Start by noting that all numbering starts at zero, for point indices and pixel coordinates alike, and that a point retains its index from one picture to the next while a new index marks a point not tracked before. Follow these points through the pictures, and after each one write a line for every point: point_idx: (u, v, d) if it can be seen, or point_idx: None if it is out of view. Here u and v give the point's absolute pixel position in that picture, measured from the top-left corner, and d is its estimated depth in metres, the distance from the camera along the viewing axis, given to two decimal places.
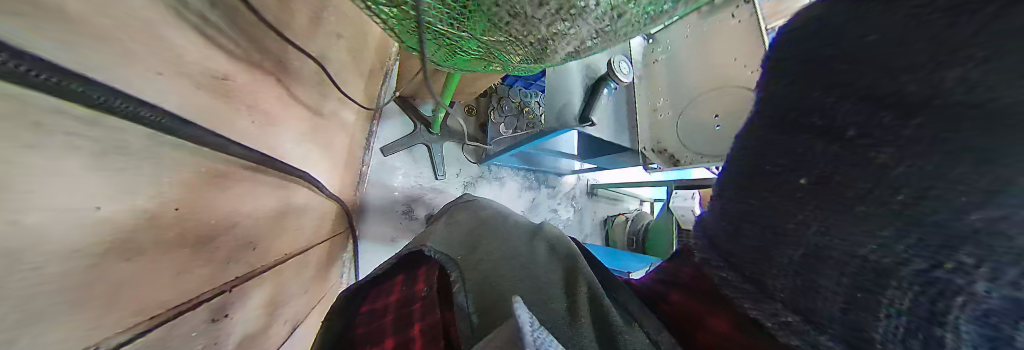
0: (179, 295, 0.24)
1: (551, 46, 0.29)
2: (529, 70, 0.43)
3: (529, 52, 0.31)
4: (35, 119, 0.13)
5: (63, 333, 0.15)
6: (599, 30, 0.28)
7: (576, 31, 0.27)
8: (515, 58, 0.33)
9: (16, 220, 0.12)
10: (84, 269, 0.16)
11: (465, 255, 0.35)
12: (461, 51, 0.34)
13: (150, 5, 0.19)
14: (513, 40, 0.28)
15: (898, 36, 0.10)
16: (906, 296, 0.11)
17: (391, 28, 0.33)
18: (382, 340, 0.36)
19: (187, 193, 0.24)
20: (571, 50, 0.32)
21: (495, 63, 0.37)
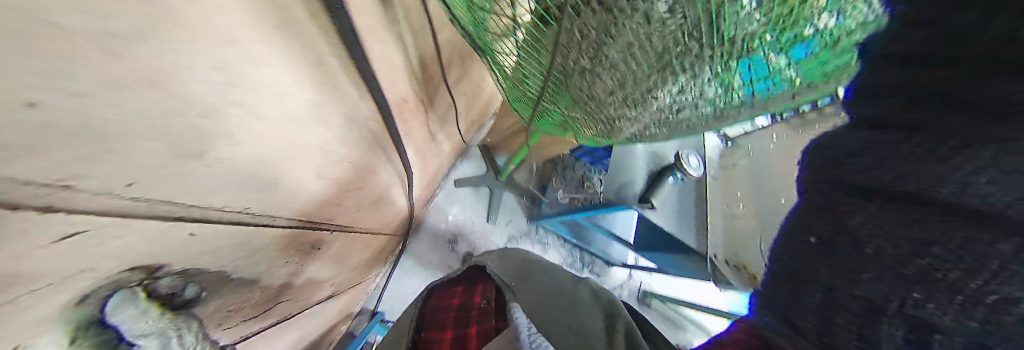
0: (293, 212, 0.33)
1: (616, 125, 0.36)
2: (600, 143, 0.50)
3: (598, 128, 0.39)
4: (317, 60, 0.25)
5: (229, 189, 0.24)
6: (661, 119, 0.33)
7: (637, 116, 0.32)
8: (590, 128, 0.41)
9: (268, 105, 0.22)
10: (267, 160, 0.26)
11: (517, 283, 0.45)
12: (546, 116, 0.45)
13: (397, 54, 0.35)
14: (586, 116, 0.37)
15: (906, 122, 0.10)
16: None
17: (505, 89, 0.48)
18: (443, 329, 0.40)
19: (345, 152, 0.36)
20: (637, 131, 0.38)
21: (571, 131, 0.47)
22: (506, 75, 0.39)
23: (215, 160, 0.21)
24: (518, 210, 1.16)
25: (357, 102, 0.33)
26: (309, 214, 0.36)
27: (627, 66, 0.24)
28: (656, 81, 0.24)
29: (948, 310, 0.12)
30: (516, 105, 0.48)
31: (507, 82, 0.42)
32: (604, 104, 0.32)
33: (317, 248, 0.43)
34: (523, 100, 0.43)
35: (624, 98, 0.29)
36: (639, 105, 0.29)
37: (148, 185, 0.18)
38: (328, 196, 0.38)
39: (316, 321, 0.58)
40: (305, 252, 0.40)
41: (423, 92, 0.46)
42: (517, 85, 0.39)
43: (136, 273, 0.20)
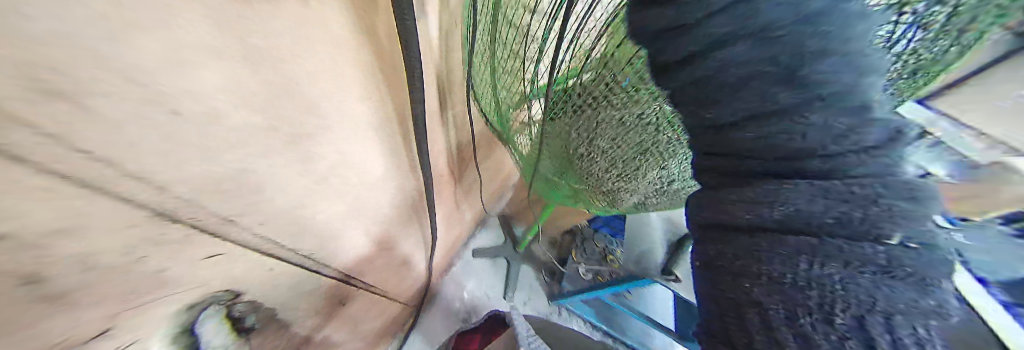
0: (335, 262, 0.40)
1: (619, 197, 0.38)
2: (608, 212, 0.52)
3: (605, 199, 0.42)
4: (389, 146, 0.37)
5: (302, 235, 0.31)
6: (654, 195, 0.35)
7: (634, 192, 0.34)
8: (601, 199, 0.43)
9: (348, 173, 0.32)
10: (334, 214, 0.34)
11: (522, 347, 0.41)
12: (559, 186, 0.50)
13: (446, 145, 0.47)
14: (592, 190, 0.40)
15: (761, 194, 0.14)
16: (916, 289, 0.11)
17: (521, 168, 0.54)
18: None
19: (386, 212, 0.45)
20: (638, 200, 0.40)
21: (581, 199, 0.50)
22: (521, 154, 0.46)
23: (309, 212, 0.30)
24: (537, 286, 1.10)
25: (406, 174, 0.44)
26: (348, 265, 0.42)
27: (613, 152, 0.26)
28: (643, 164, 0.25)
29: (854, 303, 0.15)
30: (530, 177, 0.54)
31: (523, 161, 0.48)
32: (603, 180, 0.33)
33: (343, 302, 0.47)
34: (536, 174, 0.49)
35: (619, 175, 0.30)
36: (635, 181, 0.30)
37: (267, 226, 0.26)
38: (363, 250, 0.44)
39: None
40: (329, 302, 0.44)
41: (458, 167, 0.59)
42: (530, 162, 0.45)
43: (225, 295, 0.27)
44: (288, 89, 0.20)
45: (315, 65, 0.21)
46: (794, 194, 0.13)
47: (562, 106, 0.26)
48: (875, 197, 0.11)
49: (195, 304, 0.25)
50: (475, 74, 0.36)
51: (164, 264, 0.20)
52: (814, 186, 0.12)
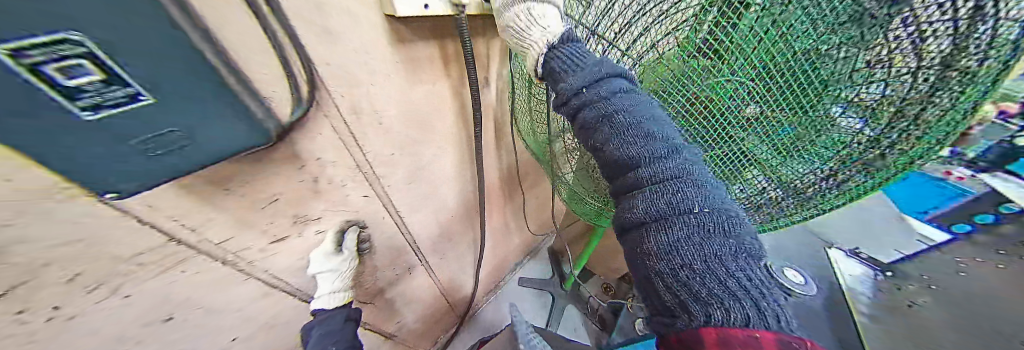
0: (417, 230, 0.60)
1: None
2: None
3: None
4: (462, 160, 0.56)
5: (405, 203, 0.52)
6: None
7: None
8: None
9: (436, 172, 0.53)
10: (425, 195, 0.55)
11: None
12: (601, 212, 0.52)
13: (500, 167, 0.65)
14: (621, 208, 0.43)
15: (630, 193, 0.24)
16: (710, 234, 0.20)
17: (568, 199, 0.61)
18: None
19: (454, 207, 0.65)
20: None
21: None
22: (563, 182, 0.54)
23: (412, 190, 0.51)
24: (581, 330, 1.07)
25: (471, 183, 0.63)
26: (417, 236, 0.62)
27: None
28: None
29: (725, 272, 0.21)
30: (576, 206, 0.60)
31: (568, 189, 0.56)
32: None
33: (407, 263, 0.67)
34: (580, 199, 0.55)
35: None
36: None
37: (391, 190, 0.48)
38: (434, 227, 0.64)
39: (372, 335, 0.75)
40: (401, 261, 0.64)
41: (510, 188, 0.74)
42: (570, 185, 0.52)
43: (355, 228, 0.47)
44: (414, 117, 0.42)
45: (427, 106, 0.42)
46: (646, 194, 0.23)
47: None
48: (679, 189, 0.21)
49: (342, 228, 0.46)
50: (518, 114, 0.50)
51: (345, 192, 0.42)
52: (652, 185, 0.22)
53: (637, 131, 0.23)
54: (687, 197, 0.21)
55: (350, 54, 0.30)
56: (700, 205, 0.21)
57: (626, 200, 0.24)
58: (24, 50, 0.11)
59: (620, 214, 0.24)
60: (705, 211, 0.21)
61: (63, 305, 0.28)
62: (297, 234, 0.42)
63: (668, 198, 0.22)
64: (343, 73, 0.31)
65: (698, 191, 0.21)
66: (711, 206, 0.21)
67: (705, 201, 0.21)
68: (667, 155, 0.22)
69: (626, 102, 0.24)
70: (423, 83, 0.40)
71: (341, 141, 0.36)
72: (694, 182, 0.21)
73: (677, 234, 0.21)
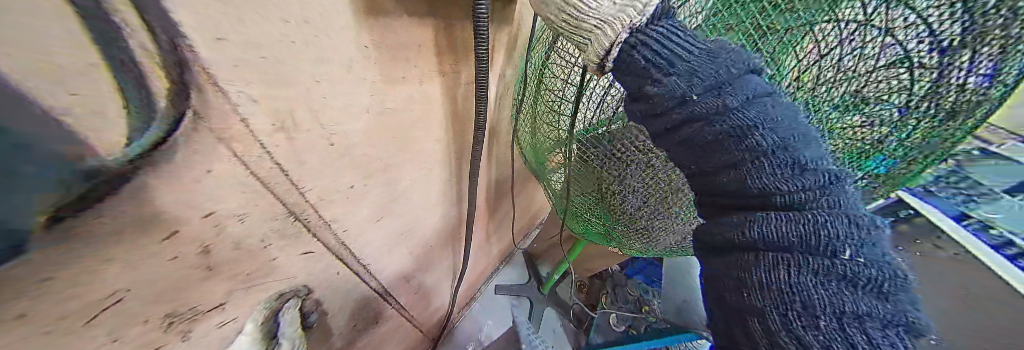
0: (385, 273, 0.46)
1: (652, 235, 0.37)
2: (658, 253, 0.49)
3: (641, 239, 0.40)
4: (447, 180, 0.44)
5: (373, 245, 0.38)
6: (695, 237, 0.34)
7: (669, 229, 0.33)
8: (631, 239, 0.42)
9: (416, 199, 0.40)
10: (399, 231, 0.41)
11: None
12: (596, 228, 0.49)
13: (486, 181, 0.55)
14: (626, 229, 0.39)
15: (736, 217, 0.16)
16: (869, 298, 0.12)
17: (558, 212, 0.57)
18: None
19: (434, 235, 0.52)
20: (672, 244, 0.38)
21: (621, 242, 0.48)
22: (558, 196, 0.49)
23: (384, 227, 0.38)
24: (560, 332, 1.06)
25: (454, 205, 0.51)
26: (384, 280, 0.47)
27: (652, 188, 0.28)
28: (676, 196, 0.27)
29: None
30: (566, 218, 0.56)
31: (561, 204, 0.51)
32: (631, 215, 0.35)
33: (371, 315, 0.51)
34: (574, 214, 0.50)
35: (651, 211, 0.31)
36: (664, 216, 0.31)
37: (351, 234, 0.33)
38: (406, 265, 0.50)
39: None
40: (362, 315, 0.48)
41: (494, 201, 0.65)
42: (565, 201, 0.47)
43: (295, 301, 0.31)
44: (387, 129, 0.29)
45: (406, 114, 0.30)
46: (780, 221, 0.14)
47: (595, 145, 0.31)
48: (820, 220, 0.13)
49: (273, 306, 0.29)
50: (519, 124, 0.43)
51: (273, 253, 0.26)
52: (768, 214, 0.15)
53: (761, 136, 0.15)
54: (844, 236, 0.13)
55: (286, 28, 0.17)
56: (851, 248, 0.13)
57: (727, 223, 0.16)
58: None
59: (712, 234, 0.17)
60: (860, 259, 0.12)
61: None
62: (187, 338, 0.24)
63: (808, 236, 0.14)
64: (267, 59, 0.17)
65: (870, 240, 0.13)
66: (865, 254, 0.13)
67: (857, 244, 0.13)
68: (798, 179, 0.14)
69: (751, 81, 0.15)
70: (404, 81, 0.27)
71: (256, 177, 0.21)
72: (837, 213, 0.14)
73: (814, 282, 0.13)
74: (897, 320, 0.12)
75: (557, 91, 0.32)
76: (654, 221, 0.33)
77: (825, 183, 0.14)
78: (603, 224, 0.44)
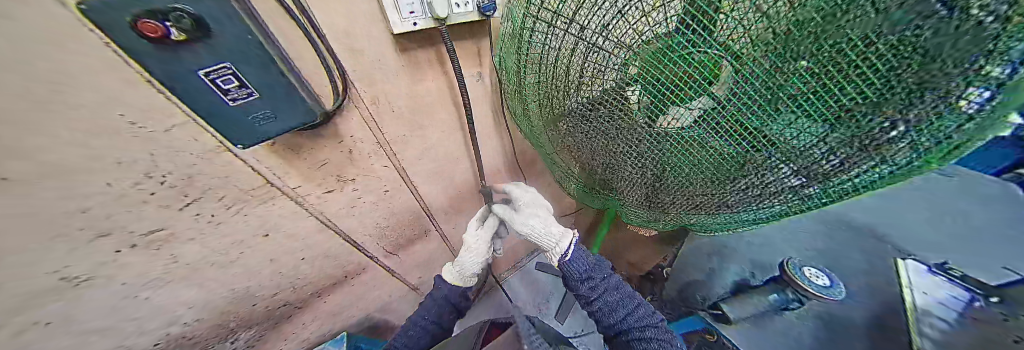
0: (428, 197, 0.77)
1: (679, 175, 0.42)
2: (684, 211, 0.53)
3: (665, 183, 0.47)
4: (461, 145, 0.70)
5: (419, 175, 0.69)
6: (724, 174, 0.37)
7: (687, 163, 0.39)
8: (649, 185, 0.50)
9: (440, 153, 0.68)
10: (433, 171, 0.70)
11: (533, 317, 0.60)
12: (615, 184, 0.57)
13: (490, 150, 0.79)
14: (654, 174, 0.46)
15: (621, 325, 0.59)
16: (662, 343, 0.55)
17: (575, 177, 0.68)
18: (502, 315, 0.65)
19: (459, 183, 0.80)
20: (692, 187, 0.44)
21: (637, 194, 0.55)
22: (570, 157, 0.61)
23: (423, 165, 0.67)
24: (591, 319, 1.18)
25: (469, 164, 0.77)
26: (429, 204, 0.79)
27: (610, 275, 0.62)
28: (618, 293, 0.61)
29: (651, 327, 0.57)
30: (577, 178, 0.68)
31: (583, 171, 0.62)
32: (638, 159, 0.45)
33: (422, 225, 0.85)
34: (597, 174, 0.59)
35: (661, 147, 0.40)
36: (749, 168, 0.34)
37: (405, 164, 0.63)
38: (444, 198, 0.81)
39: (398, 280, 0.97)
40: (418, 223, 0.82)
41: (506, 170, 0.88)
42: (583, 160, 0.58)
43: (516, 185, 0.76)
44: (420, 106, 0.56)
45: (428, 98, 0.56)
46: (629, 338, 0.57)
47: (602, 102, 0.42)
48: (650, 328, 0.57)
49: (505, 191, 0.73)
50: (511, 99, 0.62)
51: (372, 162, 0.58)
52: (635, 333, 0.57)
53: (612, 293, 0.60)
54: (654, 332, 0.57)
55: (370, 63, 0.45)
56: (654, 331, 0.57)
57: (614, 314, 0.59)
58: (206, 69, 0.28)
59: (609, 311, 0.59)
60: (659, 337, 0.56)
61: (215, 214, 0.50)
62: (342, 189, 0.59)
63: (643, 327, 0.57)
64: (367, 77, 0.46)
65: (653, 325, 0.58)
66: (659, 335, 0.56)
67: (654, 331, 0.57)
68: (633, 312, 0.59)
69: (612, 280, 0.62)
70: (424, 81, 0.53)
71: (367, 125, 0.51)
72: (650, 325, 0.58)
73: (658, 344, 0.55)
74: (664, 341, 0.55)
75: (527, 67, 0.49)
76: (666, 156, 0.40)
77: (637, 312, 0.59)
78: (615, 175, 0.54)
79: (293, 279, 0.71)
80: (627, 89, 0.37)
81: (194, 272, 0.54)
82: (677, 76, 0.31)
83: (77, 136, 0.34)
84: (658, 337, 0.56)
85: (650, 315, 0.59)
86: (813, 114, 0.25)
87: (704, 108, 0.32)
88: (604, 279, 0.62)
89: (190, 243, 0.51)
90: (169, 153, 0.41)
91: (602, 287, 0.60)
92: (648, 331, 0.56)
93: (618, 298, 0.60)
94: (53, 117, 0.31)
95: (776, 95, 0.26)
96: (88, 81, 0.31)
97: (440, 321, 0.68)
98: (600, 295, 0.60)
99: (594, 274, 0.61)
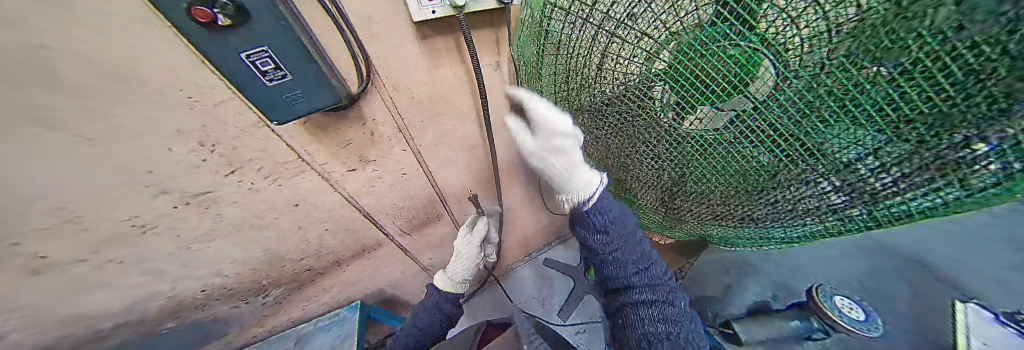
0: (443, 183, 0.80)
1: (704, 179, 0.40)
2: (703, 220, 0.51)
3: (686, 188, 0.45)
4: (478, 135, 0.71)
5: (435, 161, 0.71)
6: (756, 182, 0.35)
7: (716, 167, 0.37)
8: (668, 188, 0.48)
9: (455, 142, 0.69)
10: (448, 159, 0.72)
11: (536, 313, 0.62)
12: (630, 185, 0.56)
13: (505, 142, 0.79)
14: (676, 178, 0.44)
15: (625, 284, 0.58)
16: (662, 308, 0.54)
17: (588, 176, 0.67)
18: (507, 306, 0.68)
19: (473, 173, 0.82)
20: (717, 194, 0.41)
21: (652, 198, 0.54)
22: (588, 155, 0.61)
23: (439, 152, 0.69)
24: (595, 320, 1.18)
25: (484, 155, 0.78)
26: (443, 190, 0.82)
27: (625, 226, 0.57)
28: (632, 251, 0.57)
29: (654, 293, 0.56)
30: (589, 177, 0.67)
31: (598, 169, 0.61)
32: (658, 162, 0.44)
33: (436, 210, 0.88)
34: (613, 173, 0.58)
35: (686, 149, 0.38)
36: (786, 176, 0.32)
37: (422, 149, 0.66)
38: (459, 186, 0.83)
39: (411, 259, 1.02)
40: (432, 207, 0.86)
41: (520, 163, 0.88)
42: (600, 157, 0.57)
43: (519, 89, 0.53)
44: (438, 94, 0.57)
45: (446, 85, 0.57)
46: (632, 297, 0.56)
47: (622, 100, 0.41)
48: (655, 292, 0.56)
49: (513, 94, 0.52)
50: (524, 80, 0.61)
51: (392, 146, 0.61)
52: (637, 293, 0.57)
53: (626, 255, 0.56)
54: (657, 295, 0.56)
55: (391, 49, 0.46)
56: (657, 294, 0.56)
57: (620, 273, 0.58)
58: (247, 52, 0.31)
59: (617, 270, 0.58)
60: (661, 302, 0.55)
61: (254, 183, 0.56)
62: (364, 169, 0.63)
63: (648, 290, 0.56)
64: (389, 63, 0.47)
65: (659, 291, 0.56)
66: (661, 299, 0.55)
67: (658, 294, 0.56)
68: (643, 275, 0.57)
69: (630, 238, 0.56)
70: (443, 69, 0.54)
71: (388, 110, 0.53)
72: (654, 290, 0.56)
73: (659, 309, 0.54)
74: (665, 307, 0.55)
75: (544, 56, 0.48)
76: (692, 159, 0.39)
77: (645, 276, 0.57)
78: (630, 176, 0.52)
79: (317, 248, 0.78)
80: (651, 85, 0.35)
81: (236, 232, 0.61)
82: (708, 74, 0.29)
83: (143, 104, 0.39)
84: (661, 302, 0.55)
85: (660, 287, 0.57)
86: (866, 122, 0.23)
87: (741, 109, 0.30)
88: (621, 235, 0.56)
89: (232, 206, 0.57)
90: (215, 125, 0.46)
91: (616, 244, 0.55)
92: (651, 293, 0.56)
93: (631, 254, 0.56)
94: (126, 86, 0.37)
95: (818, 101, 0.24)
96: (152, 57, 0.36)
97: (430, 331, 0.71)
98: (613, 250, 0.56)
99: (612, 230, 0.55)
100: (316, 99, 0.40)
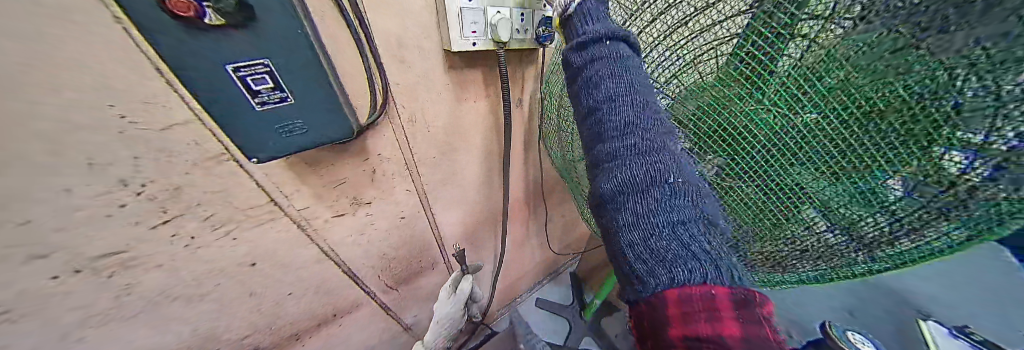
0: (443, 226, 0.69)
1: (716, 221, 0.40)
2: None
3: None
4: (489, 171, 0.65)
5: (440, 202, 0.62)
6: (758, 234, 0.34)
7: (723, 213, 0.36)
8: None
9: (464, 180, 0.62)
10: (454, 198, 0.64)
11: None
12: None
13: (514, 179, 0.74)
14: None
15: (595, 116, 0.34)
16: (658, 164, 0.28)
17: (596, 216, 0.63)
18: None
19: (478, 213, 0.73)
20: None
21: None
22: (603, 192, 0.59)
23: (445, 191, 0.61)
24: None
25: (493, 193, 0.71)
26: (443, 233, 0.71)
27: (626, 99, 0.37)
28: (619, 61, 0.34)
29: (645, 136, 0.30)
30: None
31: None
32: None
33: (431, 257, 0.75)
34: None
35: None
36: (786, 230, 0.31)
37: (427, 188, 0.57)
38: (461, 228, 0.73)
39: (392, 319, 0.83)
40: (426, 255, 0.73)
41: (526, 200, 0.83)
42: None
43: None
44: (456, 128, 0.51)
45: (464, 119, 0.51)
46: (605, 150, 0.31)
47: None
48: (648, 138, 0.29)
49: None
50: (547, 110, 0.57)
51: (394, 185, 0.52)
52: (607, 112, 0.31)
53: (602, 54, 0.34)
54: (651, 138, 0.29)
55: (414, 76, 0.40)
56: (647, 132, 0.30)
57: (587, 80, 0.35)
58: (240, 64, 0.23)
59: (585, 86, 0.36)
60: (654, 149, 0.29)
61: (196, 237, 0.41)
62: (354, 214, 0.51)
63: (627, 113, 0.31)
64: (409, 92, 0.41)
65: (662, 142, 0.29)
66: (656, 149, 0.29)
67: (650, 135, 0.30)
68: (628, 87, 0.32)
69: (622, 50, 0.34)
70: (465, 100, 0.49)
71: (396, 143, 0.46)
72: (643, 113, 0.30)
73: (647, 159, 0.28)
74: (671, 169, 0.28)
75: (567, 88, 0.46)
76: None
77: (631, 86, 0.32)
78: None
79: (271, 319, 0.59)
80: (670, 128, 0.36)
81: (150, 309, 0.43)
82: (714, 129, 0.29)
83: (43, 129, 0.27)
84: (658, 157, 0.28)
85: (663, 155, 0.28)
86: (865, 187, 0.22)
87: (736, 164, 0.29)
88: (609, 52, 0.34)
89: (154, 271, 0.40)
90: (158, 158, 0.34)
91: (595, 50, 0.34)
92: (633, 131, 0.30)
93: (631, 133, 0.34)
94: (22, 102, 0.25)
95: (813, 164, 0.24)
96: (86, 66, 0.27)
97: None
98: (589, 59, 0.34)
99: (593, 36, 0.35)
100: (316, 132, 0.32)
